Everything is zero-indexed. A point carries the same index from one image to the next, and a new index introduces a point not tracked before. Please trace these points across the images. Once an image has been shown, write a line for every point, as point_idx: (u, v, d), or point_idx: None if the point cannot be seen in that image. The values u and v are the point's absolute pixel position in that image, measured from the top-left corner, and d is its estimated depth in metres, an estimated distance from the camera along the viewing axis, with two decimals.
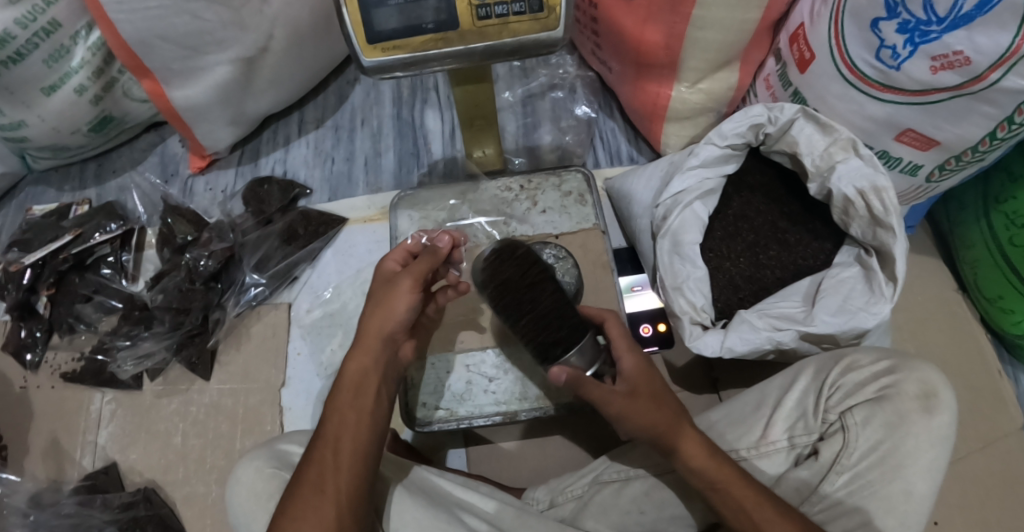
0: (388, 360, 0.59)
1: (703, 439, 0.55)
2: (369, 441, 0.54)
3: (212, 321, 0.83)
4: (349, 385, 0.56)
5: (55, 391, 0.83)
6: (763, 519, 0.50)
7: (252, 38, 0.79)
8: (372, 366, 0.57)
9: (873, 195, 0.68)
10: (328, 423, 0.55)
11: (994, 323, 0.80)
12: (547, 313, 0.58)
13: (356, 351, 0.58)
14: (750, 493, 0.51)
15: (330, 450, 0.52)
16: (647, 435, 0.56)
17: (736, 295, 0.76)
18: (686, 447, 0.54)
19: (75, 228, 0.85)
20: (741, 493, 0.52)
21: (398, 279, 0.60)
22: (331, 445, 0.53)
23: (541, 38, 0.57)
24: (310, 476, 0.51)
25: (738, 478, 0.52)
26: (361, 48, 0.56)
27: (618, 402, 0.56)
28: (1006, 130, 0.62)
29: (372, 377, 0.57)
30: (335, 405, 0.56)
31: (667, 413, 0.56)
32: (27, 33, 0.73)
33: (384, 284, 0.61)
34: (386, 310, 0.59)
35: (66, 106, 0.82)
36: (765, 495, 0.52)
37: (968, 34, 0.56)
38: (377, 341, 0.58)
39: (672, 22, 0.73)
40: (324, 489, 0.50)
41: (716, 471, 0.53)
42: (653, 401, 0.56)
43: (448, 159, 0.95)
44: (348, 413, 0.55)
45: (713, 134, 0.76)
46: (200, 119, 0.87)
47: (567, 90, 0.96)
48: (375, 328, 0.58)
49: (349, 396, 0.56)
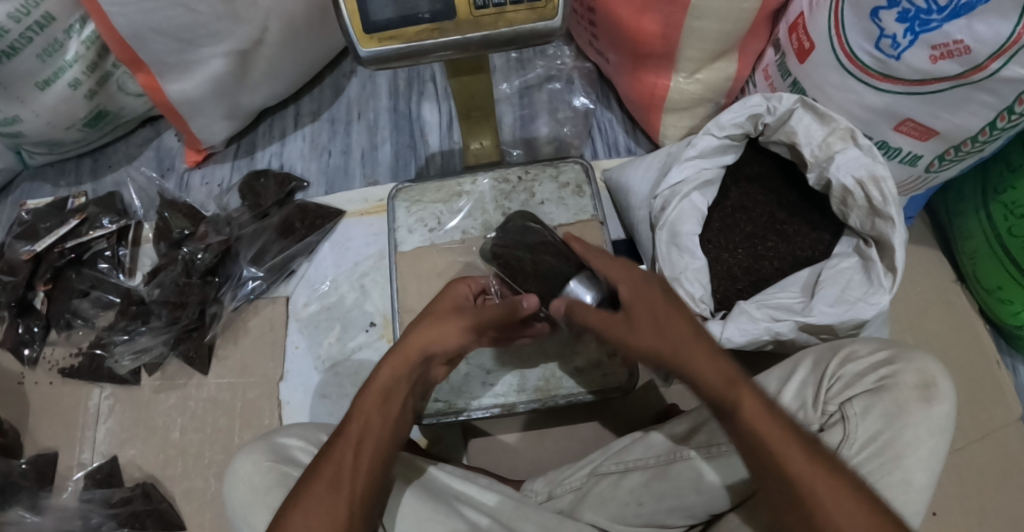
0: (417, 376, 0.57)
1: (719, 364, 0.50)
2: (389, 448, 0.54)
3: (209, 315, 0.83)
4: (377, 390, 0.54)
5: (52, 387, 0.83)
6: (785, 458, 0.46)
7: (246, 30, 0.78)
8: (405, 379, 0.56)
9: (871, 184, 0.68)
10: (352, 422, 0.53)
11: (992, 313, 0.80)
12: (542, 271, 0.64)
13: (391, 359, 0.56)
14: (772, 426, 0.47)
15: (350, 450, 0.51)
16: (654, 360, 0.52)
17: (734, 286, 0.76)
18: (695, 365, 0.50)
19: (79, 212, 0.86)
20: (763, 428, 0.47)
21: (463, 312, 0.58)
22: (354, 446, 0.52)
23: (537, 28, 0.57)
24: (326, 474, 0.50)
25: (756, 409, 0.48)
26: (357, 38, 0.56)
27: (617, 328, 0.54)
28: (1006, 121, 0.61)
29: (403, 390, 0.56)
30: (361, 405, 0.54)
31: (675, 336, 0.51)
32: (21, 27, 0.72)
33: (446, 307, 0.60)
34: (437, 334, 0.56)
35: (61, 101, 0.82)
36: (786, 426, 0.48)
37: (968, 23, 0.56)
38: (417, 359, 0.56)
39: (670, 12, 0.72)
40: (340, 486, 0.49)
41: (732, 400, 0.48)
42: (653, 321, 0.52)
43: (445, 151, 0.95)
44: (374, 416, 0.53)
45: (711, 125, 0.75)
46: (196, 113, 0.87)
47: (564, 81, 0.96)
48: (419, 342, 0.56)
49: (377, 401, 0.54)
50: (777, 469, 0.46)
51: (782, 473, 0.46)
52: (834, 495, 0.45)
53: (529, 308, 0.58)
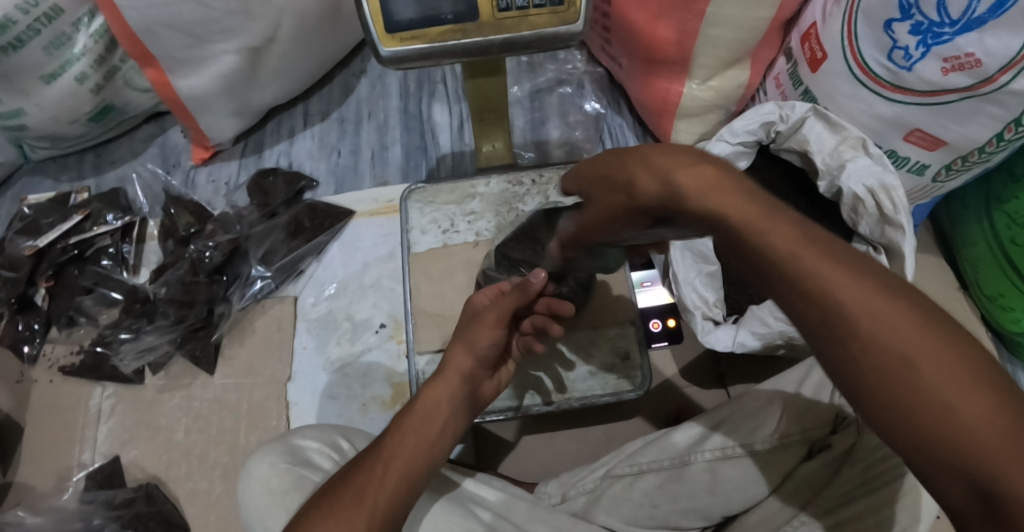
0: (467, 398, 0.54)
1: (671, 157, 0.36)
2: (423, 470, 0.48)
3: (216, 314, 0.82)
4: (420, 412, 0.51)
5: (53, 386, 0.81)
6: (774, 246, 0.31)
7: (259, 27, 0.78)
8: (451, 401, 0.52)
9: (882, 194, 0.69)
10: (389, 437, 0.49)
11: (995, 321, 0.82)
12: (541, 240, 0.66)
13: (437, 378, 0.53)
14: (756, 214, 0.32)
15: (381, 464, 0.47)
16: (622, 204, 0.41)
17: (744, 293, 0.75)
18: (662, 184, 0.35)
19: (82, 208, 0.85)
20: (745, 217, 0.32)
21: (483, 312, 0.57)
22: (385, 460, 0.47)
23: (560, 32, 0.57)
24: (353, 484, 0.46)
25: (718, 187, 0.33)
26: (379, 38, 0.56)
27: (600, 198, 0.44)
28: (1012, 132, 0.62)
29: (450, 413, 0.52)
30: (402, 422, 0.50)
31: (623, 162, 0.40)
32: (28, 19, 0.70)
33: (470, 315, 0.58)
34: (471, 343, 0.55)
35: (67, 94, 0.81)
36: (774, 209, 0.32)
37: (980, 37, 0.57)
38: (460, 377, 0.53)
39: (686, 19, 0.73)
40: (363, 497, 0.45)
41: (697, 190, 0.34)
42: (616, 165, 0.41)
43: (456, 152, 0.95)
44: (415, 435, 0.49)
45: (725, 131, 0.76)
46: (204, 110, 0.86)
47: (575, 85, 0.96)
48: (457, 365, 0.54)
49: (417, 420, 0.50)
50: (774, 285, 0.31)
51: (788, 305, 0.31)
52: (848, 290, 0.29)
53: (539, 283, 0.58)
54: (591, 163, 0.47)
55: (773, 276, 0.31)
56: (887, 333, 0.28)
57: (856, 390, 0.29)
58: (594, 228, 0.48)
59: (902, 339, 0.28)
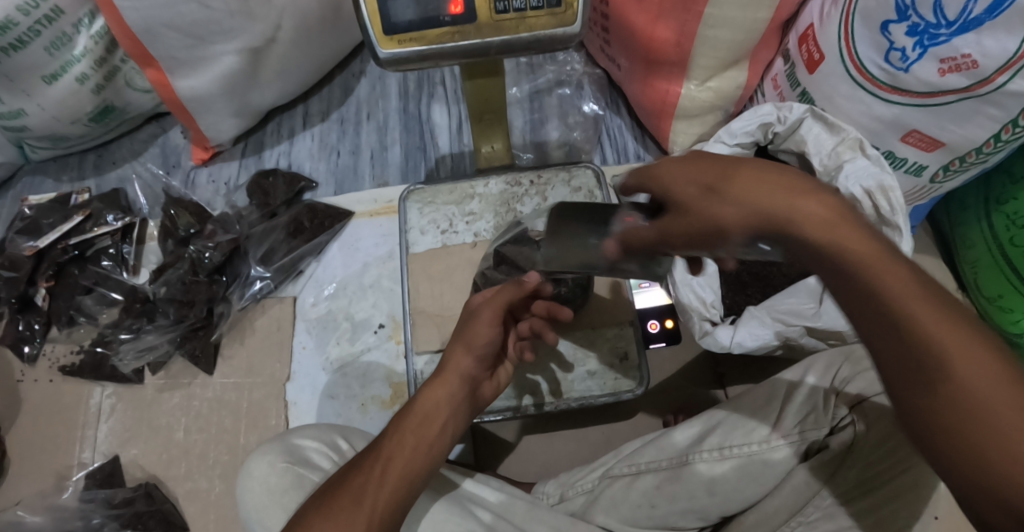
0: (465, 400, 0.55)
1: (804, 191, 0.37)
2: (421, 471, 0.49)
3: (216, 314, 0.82)
4: (418, 413, 0.52)
5: (53, 385, 0.81)
6: (905, 299, 0.34)
7: (259, 28, 0.78)
8: (448, 401, 0.53)
9: (880, 195, 0.69)
10: (387, 438, 0.50)
11: (993, 321, 0.82)
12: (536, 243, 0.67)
13: (434, 380, 0.54)
14: (891, 266, 0.34)
15: (380, 464, 0.48)
16: (720, 225, 0.39)
17: (743, 292, 0.77)
18: (787, 215, 0.36)
19: (82, 207, 0.85)
20: (878, 266, 0.34)
21: (478, 311, 0.57)
22: (383, 460, 0.48)
23: (558, 33, 0.57)
24: (352, 485, 0.46)
25: (853, 232, 0.35)
26: (377, 39, 0.56)
27: (698, 209, 0.40)
28: (1010, 133, 0.63)
29: (447, 413, 0.52)
30: (400, 424, 0.51)
31: (733, 182, 0.39)
32: (29, 20, 0.71)
33: (465, 316, 0.59)
34: (468, 342, 0.56)
35: (67, 95, 0.81)
36: (901, 263, 0.35)
37: (976, 38, 0.57)
38: (457, 377, 0.54)
39: (684, 20, 0.73)
40: (362, 497, 0.45)
41: (829, 232, 0.35)
42: (728, 178, 0.39)
43: (455, 153, 0.95)
44: (413, 436, 0.50)
45: (723, 132, 0.77)
46: (204, 110, 0.86)
47: (575, 86, 0.97)
48: (455, 367, 0.55)
49: (415, 421, 0.51)
50: (898, 334, 0.34)
51: (897, 348, 0.34)
52: (964, 348, 0.32)
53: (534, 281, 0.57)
54: (676, 168, 0.43)
55: (894, 319, 0.34)
56: (988, 395, 0.32)
57: (951, 438, 0.33)
58: (683, 236, 0.42)
59: (1000, 399, 0.32)
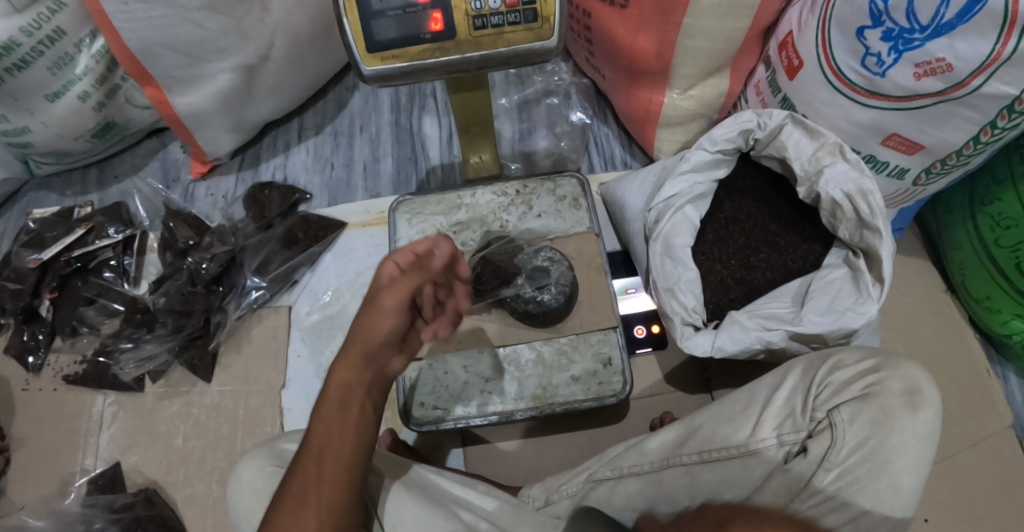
0: (376, 375, 0.54)
1: None
2: (357, 451, 0.52)
3: (213, 323, 0.84)
4: (332, 401, 0.53)
5: (57, 394, 0.84)
6: None
7: (253, 46, 0.81)
8: (357, 382, 0.53)
9: (860, 198, 0.70)
10: (312, 435, 0.52)
11: (982, 322, 0.83)
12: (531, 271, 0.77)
13: (338, 366, 0.53)
14: None
15: (314, 460, 0.51)
16: None
17: (727, 296, 0.78)
18: None
19: (85, 222, 0.88)
20: None
21: (383, 294, 0.52)
22: (315, 457, 0.51)
23: (535, 47, 0.59)
24: (293, 490, 0.50)
25: None
26: (360, 57, 0.58)
27: None
28: (989, 135, 0.63)
29: (359, 392, 0.53)
30: (319, 415, 0.53)
31: None
32: (32, 41, 0.74)
33: (372, 296, 0.54)
34: (368, 329, 0.52)
35: (69, 113, 0.84)
36: None
37: (949, 42, 0.58)
38: (360, 359, 0.53)
39: (663, 31, 0.75)
40: (304, 499, 0.49)
41: None
42: None
43: (446, 164, 0.97)
44: (329, 421, 0.52)
45: (703, 140, 0.78)
46: (202, 126, 0.89)
47: (562, 96, 0.98)
48: (359, 343, 0.53)
49: (334, 411, 0.52)
50: None
51: None
52: None
53: (443, 256, 0.53)
54: None
55: None
56: None
57: None
58: None
59: None
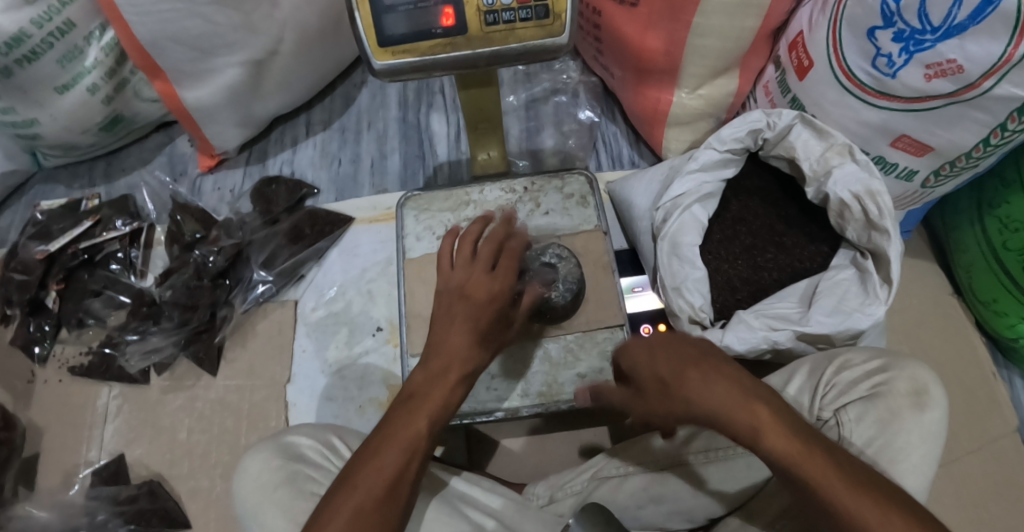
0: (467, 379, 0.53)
1: None
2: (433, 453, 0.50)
3: (219, 318, 0.85)
4: (442, 398, 0.50)
5: (62, 386, 0.84)
6: None
7: (262, 41, 0.81)
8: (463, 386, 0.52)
9: (867, 199, 0.70)
10: (407, 427, 0.48)
11: (989, 325, 0.83)
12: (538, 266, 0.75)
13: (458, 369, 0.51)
14: None
15: (406, 455, 0.47)
16: None
17: (734, 296, 0.78)
18: None
19: (92, 214, 0.88)
20: None
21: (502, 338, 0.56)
22: (408, 453, 0.47)
23: (546, 44, 0.59)
24: (374, 484, 0.46)
25: None
26: (371, 51, 0.58)
27: None
28: (999, 137, 0.63)
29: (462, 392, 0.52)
30: (419, 407, 0.49)
31: None
32: (42, 33, 0.74)
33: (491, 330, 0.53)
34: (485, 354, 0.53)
35: (78, 105, 0.84)
36: None
37: (960, 43, 0.58)
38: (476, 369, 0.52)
39: (673, 29, 0.75)
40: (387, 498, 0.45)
41: None
42: None
43: (453, 160, 0.97)
44: (430, 421, 0.49)
45: (712, 139, 0.78)
46: (210, 120, 0.89)
47: (570, 95, 0.99)
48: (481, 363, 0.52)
49: (440, 409, 0.50)
50: None
51: None
52: None
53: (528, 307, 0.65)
54: None
55: None
56: None
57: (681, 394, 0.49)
58: None
59: None
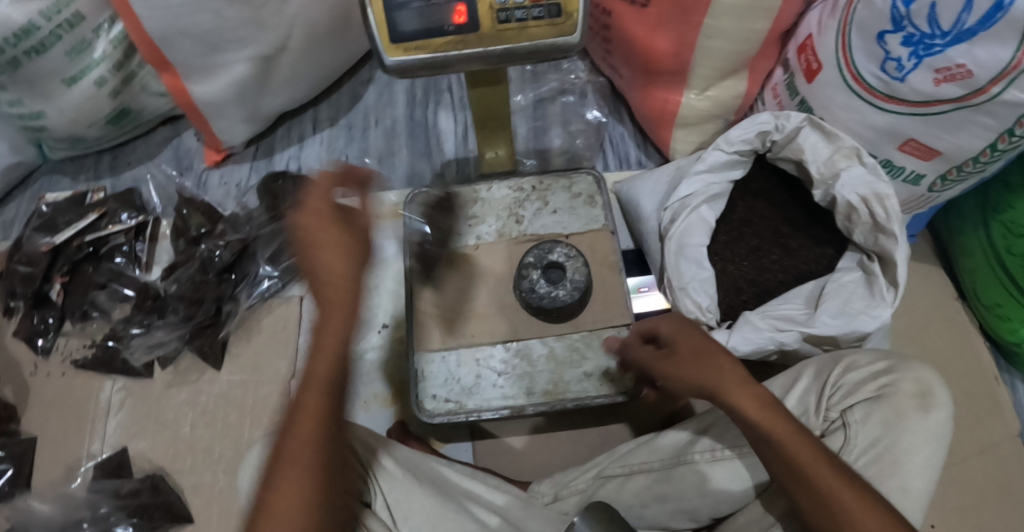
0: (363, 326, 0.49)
1: None
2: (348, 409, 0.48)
3: (224, 312, 0.84)
4: (330, 352, 0.46)
5: (66, 379, 0.84)
6: None
7: (271, 37, 0.81)
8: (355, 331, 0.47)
9: (875, 202, 0.70)
10: (308, 389, 0.46)
11: (991, 329, 0.83)
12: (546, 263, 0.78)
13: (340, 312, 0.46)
14: None
15: (310, 416, 0.46)
16: None
17: (739, 297, 0.78)
18: None
19: (97, 207, 0.88)
20: None
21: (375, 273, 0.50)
22: (314, 415, 0.46)
23: (558, 43, 0.59)
24: (291, 450, 0.45)
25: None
26: (384, 47, 0.58)
27: None
28: (1006, 142, 0.63)
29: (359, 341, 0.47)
30: (314, 366, 0.46)
31: None
32: (51, 25, 0.74)
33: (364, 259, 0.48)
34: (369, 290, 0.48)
35: (85, 98, 0.84)
36: None
37: (970, 48, 0.58)
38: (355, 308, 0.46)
39: (683, 31, 0.75)
40: (304, 460, 0.45)
41: None
42: None
43: (460, 158, 0.98)
44: (328, 374, 0.46)
45: (721, 140, 0.78)
46: (217, 115, 0.89)
47: (578, 94, 0.99)
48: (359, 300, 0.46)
49: (333, 363, 0.46)
50: None
51: None
52: None
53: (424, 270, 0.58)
54: None
55: None
56: None
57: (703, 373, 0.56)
58: None
59: None
